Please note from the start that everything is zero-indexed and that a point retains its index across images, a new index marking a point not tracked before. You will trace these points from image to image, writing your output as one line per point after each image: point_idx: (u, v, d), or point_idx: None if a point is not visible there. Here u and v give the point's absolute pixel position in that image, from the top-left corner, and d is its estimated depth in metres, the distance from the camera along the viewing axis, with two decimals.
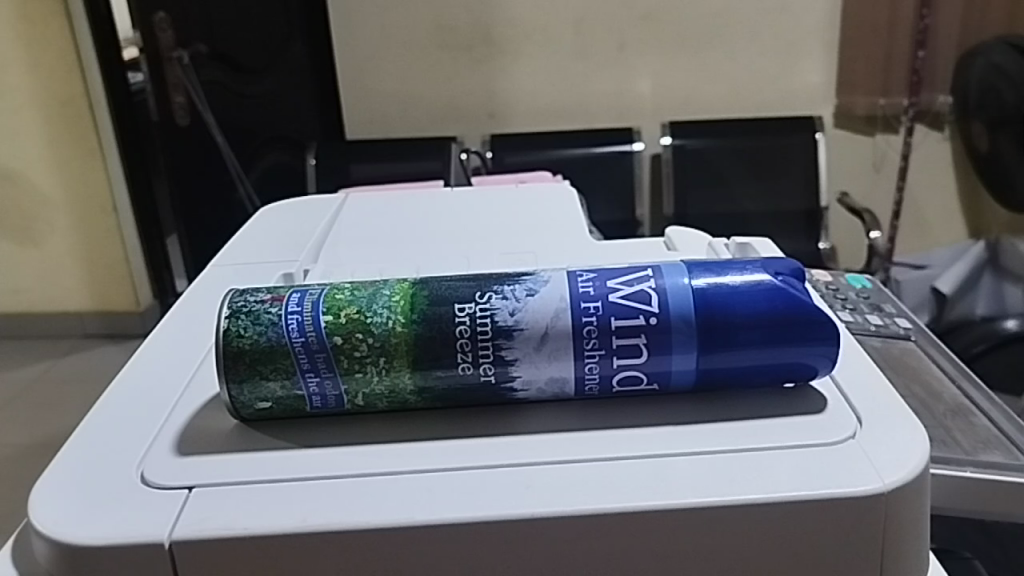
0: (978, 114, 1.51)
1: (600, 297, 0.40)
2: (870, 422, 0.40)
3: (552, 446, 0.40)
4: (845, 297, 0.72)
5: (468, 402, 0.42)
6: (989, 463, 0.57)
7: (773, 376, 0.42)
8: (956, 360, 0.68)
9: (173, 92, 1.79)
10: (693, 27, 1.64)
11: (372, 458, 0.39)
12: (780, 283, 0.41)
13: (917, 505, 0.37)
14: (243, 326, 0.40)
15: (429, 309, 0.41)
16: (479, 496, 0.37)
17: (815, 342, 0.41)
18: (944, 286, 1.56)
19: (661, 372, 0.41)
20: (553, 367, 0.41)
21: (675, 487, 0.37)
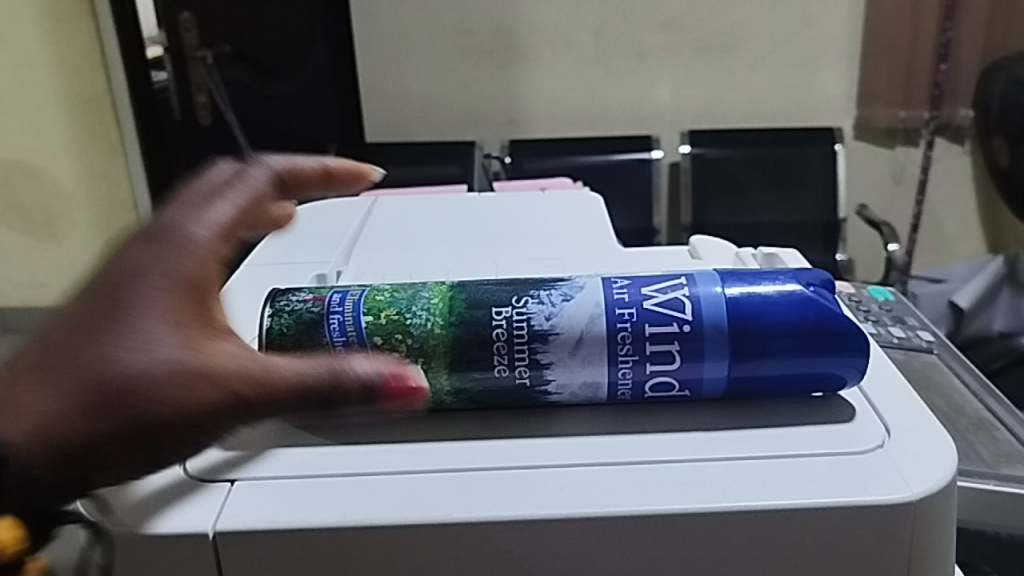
0: (1000, 128, 1.51)
1: (635, 304, 0.41)
2: (899, 433, 0.41)
3: (582, 449, 0.40)
4: (867, 309, 0.71)
5: (505, 405, 0.43)
6: (1010, 477, 0.58)
7: (802, 386, 0.42)
8: (978, 373, 0.68)
9: (196, 92, 1.73)
10: (714, 36, 1.64)
11: (406, 457, 0.40)
12: (811, 294, 0.41)
13: (945, 514, 0.38)
14: (286, 325, 0.42)
15: (465, 312, 0.42)
16: (511, 497, 0.38)
17: (847, 352, 0.41)
18: (963, 301, 1.55)
19: (694, 380, 0.42)
20: (586, 372, 0.42)
21: (705, 492, 0.37)
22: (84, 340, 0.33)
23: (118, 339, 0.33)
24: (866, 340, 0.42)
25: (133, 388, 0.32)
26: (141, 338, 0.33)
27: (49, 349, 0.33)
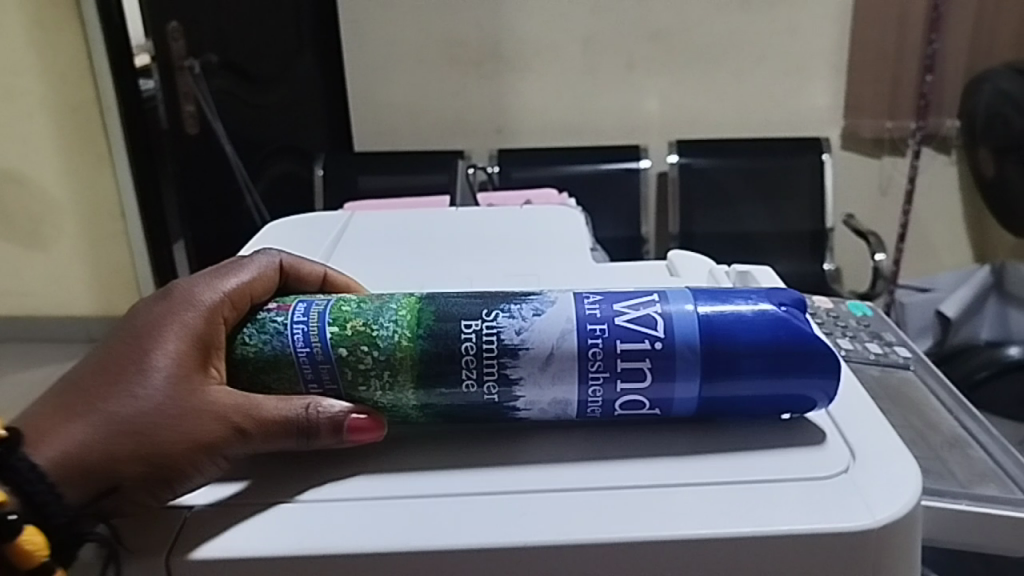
0: (985, 138, 1.52)
1: (607, 320, 0.41)
2: (863, 458, 0.41)
3: (550, 474, 0.41)
4: (845, 325, 0.72)
5: (471, 418, 0.43)
6: (982, 496, 0.57)
7: (771, 407, 0.43)
8: (952, 388, 0.69)
9: (185, 101, 1.63)
10: (701, 47, 1.65)
11: (366, 488, 0.41)
12: (784, 314, 0.41)
13: (906, 541, 0.38)
14: (249, 334, 0.43)
15: (431, 324, 0.41)
16: (482, 526, 0.38)
17: (813, 376, 0.41)
18: (950, 310, 1.56)
19: (660, 398, 0.42)
20: (555, 390, 0.42)
21: (674, 522, 0.38)
22: (108, 381, 0.39)
23: (133, 379, 0.39)
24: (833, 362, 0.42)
25: (147, 426, 0.38)
26: (153, 374, 0.39)
27: (76, 388, 0.39)
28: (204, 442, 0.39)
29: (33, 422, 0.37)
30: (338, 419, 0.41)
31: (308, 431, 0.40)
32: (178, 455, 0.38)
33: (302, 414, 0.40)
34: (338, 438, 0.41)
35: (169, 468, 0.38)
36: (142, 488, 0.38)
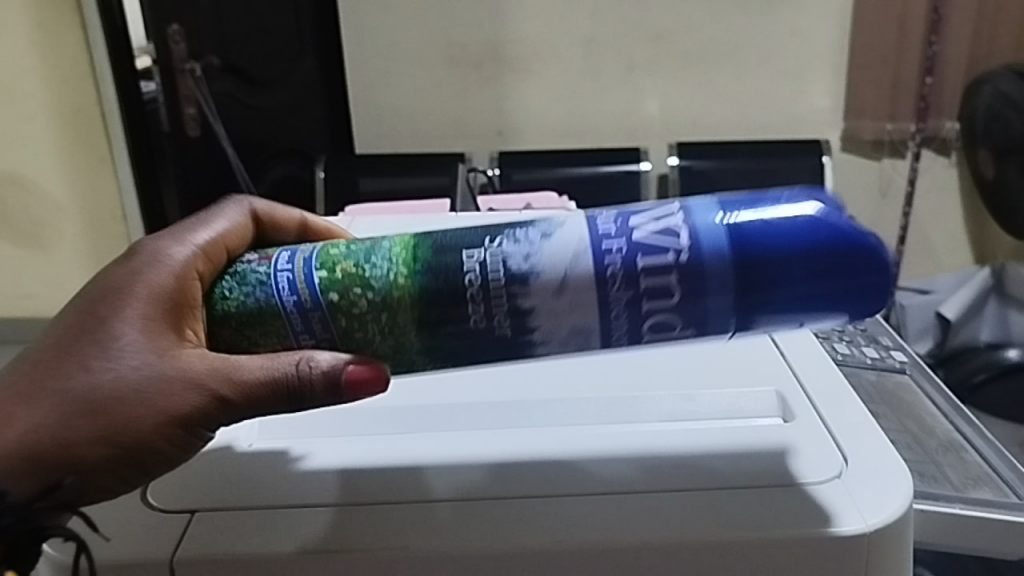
0: (985, 141, 1.53)
1: (621, 240, 0.46)
2: (855, 466, 0.53)
3: (612, 483, 0.53)
4: (842, 330, 0.77)
5: (506, 348, 0.48)
6: (976, 499, 0.59)
7: (813, 317, 0.47)
8: (948, 393, 0.72)
9: (184, 103, 1.75)
10: (701, 49, 1.65)
11: (463, 502, 0.52)
12: (815, 217, 0.45)
13: (895, 540, 0.49)
14: (230, 289, 0.50)
15: (430, 264, 0.47)
16: (563, 532, 0.50)
17: (841, 273, 0.45)
18: (949, 312, 1.57)
19: (691, 316, 0.46)
20: (577, 316, 0.47)
21: (705, 526, 0.50)
22: (83, 364, 0.46)
23: (106, 365, 0.46)
24: (858, 255, 0.45)
25: (115, 406, 0.45)
26: (126, 359, 0.47)
27: (53, 369, 0.47)
28: (174, 414, 0.46)
29: (13, 403, 0.46)
30: (321, 374, 0.46)
31: (286, 388, 0.46)
32: (151, 427, 0.46)
33: (279, 374, 0.46)
34: (317, 394, 0.46)
35: (143, 439, 0.46)
36: (119, 461, 0.46)
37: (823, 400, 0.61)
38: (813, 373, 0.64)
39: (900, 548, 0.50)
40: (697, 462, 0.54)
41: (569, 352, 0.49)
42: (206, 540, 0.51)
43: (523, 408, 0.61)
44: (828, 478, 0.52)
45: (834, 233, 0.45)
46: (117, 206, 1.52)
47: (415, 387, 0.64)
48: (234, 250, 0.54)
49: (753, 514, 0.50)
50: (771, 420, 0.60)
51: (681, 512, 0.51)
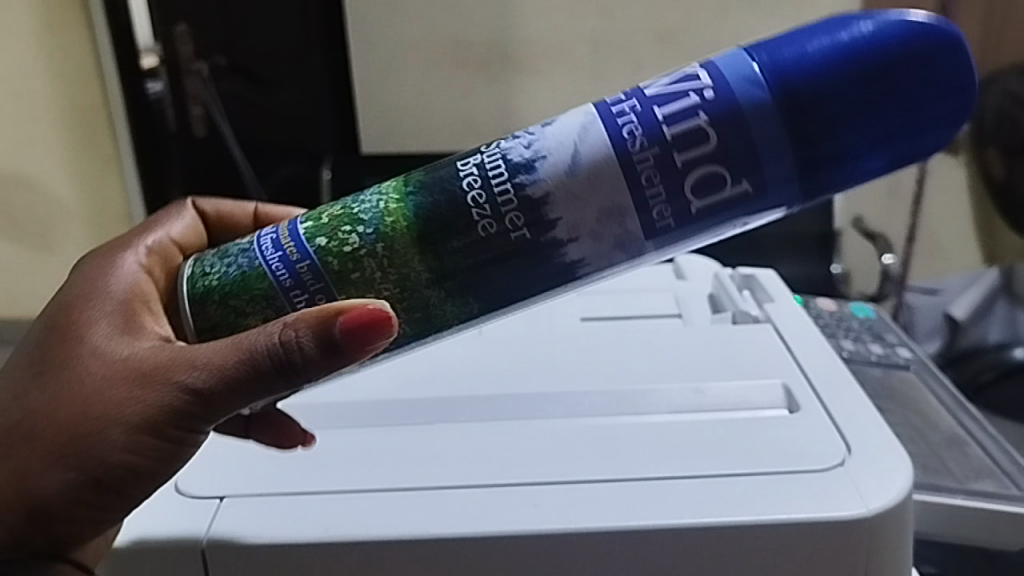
0: (994, 142, 1.52)
1: (634, 104, 0.44)
2: (857, 451, 0.54)
3: (624, 467, 0.54)
4: (847, 326, 0.78)
5: (535, 247, 0.45)
6: (977, 491, 0.59)
7: (884, 152, 0.44)
8: (952, 387, 0.72)
9: (193, 104, 1.72)
10: (708, 47, 1.64)
11: (474, 496, 0.53)
12: (855, 37, 0.43)
13: (898, 527, 0.50)
14: (212, 267, 0.49)
15: (427, 178, 0.46)
16: (576, 514, 0.51)
17: (892, 71, 0.43)
18: (959, 311, 1.57)
19: (738, 160, 0.43)
20: (604, 185, 0.44)
21: (712, 508, 0.50)
22: (48, 383, 0.48)
23: (69, 379, 0.48)
24: (901, 45, 0.43)
25: (79, 420, 0.47)
26: (88, 371, 0.48)
27: (24, 391, 0.49)
28: (141, 420, 0.47)
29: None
30: (295, 349, 0.44)
31: (256, 368, 0.45)
32: (116, 439, 0.47)
33: (247, 354, 0.45)
34: (294, 371, 0.45)
35: (111, 452, 0.47)
36: (92, 481, 0.47)
37: (827, 391, 0.61)
38: (818, 366, 0.64)
39: (900, 534, 0.51)
40: (708, 454, 0.55)
41: (610, 248, 0.45)
42: (240, 523, 0.53)
43: (535, 403, 0.62)
44: (832, 465, 0.53)
45: (868, 31, 0.43)
46: (123, 206, 1.51)
47: (428, 386, 0.65)
48: (183, 252, 0.58)
49: (759, 500, 0.51)
50: (777, 411, 0.60)
51: (689, 501, 0.51)
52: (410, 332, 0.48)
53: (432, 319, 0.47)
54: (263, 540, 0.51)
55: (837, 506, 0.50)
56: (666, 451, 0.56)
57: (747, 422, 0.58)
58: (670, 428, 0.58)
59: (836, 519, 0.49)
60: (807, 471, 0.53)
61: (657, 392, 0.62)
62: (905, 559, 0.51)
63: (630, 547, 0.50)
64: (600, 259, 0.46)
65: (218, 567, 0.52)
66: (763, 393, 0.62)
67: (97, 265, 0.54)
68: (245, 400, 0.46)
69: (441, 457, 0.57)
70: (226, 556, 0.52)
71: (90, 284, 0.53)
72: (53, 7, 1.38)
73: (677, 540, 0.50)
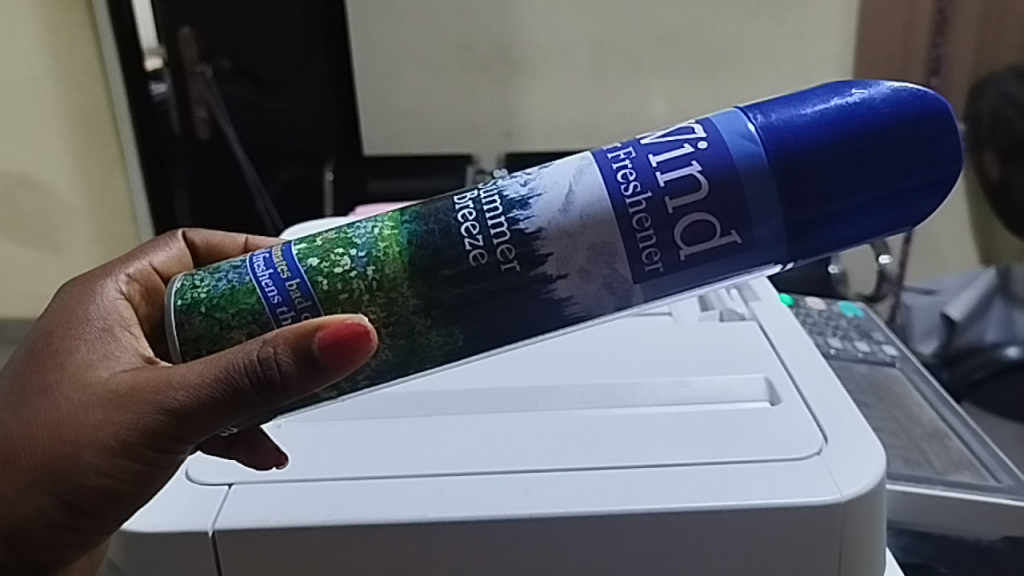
0: (990, 143, 1.55)
1: (629, 149, 0.45)
2: (833, 440, 0.57)
3: (618, 454, 0.57)
4: (836, 325, 0.81)
5: (523, 280, 0.45)
6: (954, 482, 0.63)
7: (875, 224, 0.45)
8: (935, 383, 0.76)
9: (196, 106, 1.76)
10: (707, 50, 1.65)
11: (477, 484, 0.55)
12: (850, 106, 0.44)
13: (870, 512, 0.54)
14: (200, 280, 0.48)
15: (418, 213, 0.46)
16: (569, 501, 0.54)
17: (885, 140, 0.44)
18: (955, 312, 1.60)
19: (729, 209, 0.44)
20: (592, 230, 0.44)
21: (695, 493, 0.54)
22: (24, 409, 0.49)
23: (45, 405, 0.48)
24: (893, 113, 0.44)
25: (55, 444, 0.47)
26: (62, 395, 0.48)
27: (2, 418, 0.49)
28: (116, 443, 0.47)
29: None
30: (271, 369, 0.43)
31: (232, 387, 0.44)
32: (89, 461, 0.47)
33: (221, 372, 0.44)
34: (270, 391, 0.44)
35: (87, 475, 0.47)
36: (72, 502, 0.48)
37: (806, 384, 0.64)
38: (798, 359, 0.67)
39: (871, 519, 0.54)
40: (694, 444, 0.58)
41: (599, 292, 0.45)
42: (245, 512, 0.55)
43: (531, 395, 0.65)
44: (809, 454, 0.56)
45: (857, 97, 0.45)
46: (127, 206, 1.52)
47: (432, 380, 0.67)
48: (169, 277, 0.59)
49: (739, 485, 0.54)
50: (759, 403, 0.63)
51: (672, 488, 0.54)
52: (391, 361, 0.47)
53: (415, 349, 0.47)
54: (269, 524, 0.54)
55: (810, 492, 0.53)
56: (657, 444, 0.58)
57: (730, 413, 0.61)
58: (659, 420, 0.61)
59: (809, 504, 0.52)
60: (784, 459, 0.56)
61: (646, 385, 0.65)
62: (875, 548, 0.55)
63: (619, 530, 0.53)
64: (588, 300, 0.46)
65: (228, 556, 0.54)
66: (744, 387, 0.65)
67: (77, 293, 0.55)
68: (222, 420, 0.46)
69: (452, 444, 0.59)
70: (235, 549, 0.54)
71: (71, 309, 0.54)
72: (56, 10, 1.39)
73: (661, 525, 0.53)
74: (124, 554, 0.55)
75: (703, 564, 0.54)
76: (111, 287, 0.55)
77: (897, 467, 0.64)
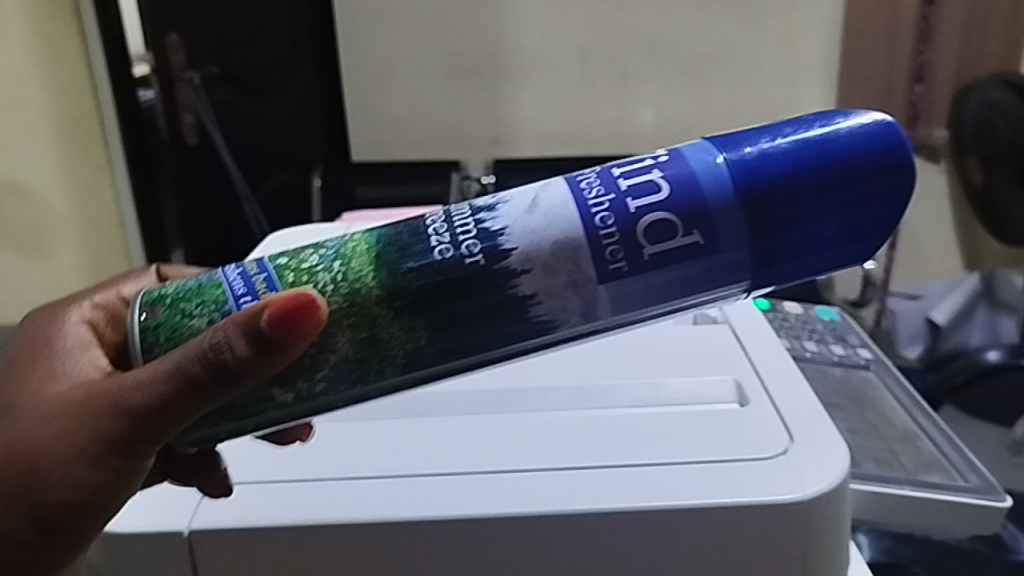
0: (973, 149, 1.58)
1: (593, 170, 0.45)
2: (799, 440, 0.59)
3: (593, 453, 0.58)
4: (812, 328, 0.82)
5: (486, 275, 0.43)
6: (923, 482, 0.64)
7: (845, 258, 0.45)
8: (909, 388, 0.77)
9: (184, 112, 1.71)
10: (694, 57, 1.66)
11: (451, 485, 0.56)
12: (833, 134, 0.44)
13: (835, 509, 0.55)
14: (169, 284, 0.47)
15: (389, 223, 0.45)
16: (544, 499, 0.55)
17: (864, 174, 0.43)
18: (940, 317, 1.62)
19: (692, 208, 0.42)
20: (556, 227, 0.43)
21: (664, 493, 0.54)
22: None
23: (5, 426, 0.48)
24: (874, 150, 0.43)
25: (14, 462, 0.47)
26: (18, 415, 0.48)
27: None
28: (77, 453, 0.47)
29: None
30: (223, 358, 0.42)
31: (187, 379, 0.43)
32: (53, 475, 0.47)
33: (174, 367, 0.43)
34: (226, 381, 0.43)
35: (51, 489, 0.47)
36: (46, 517, 0.48)
37: (775, 387, 0.65)
38: (768, 361, 0.68)
39: (835, 516, 0.55)
40: (664, 443, 0.59)
41: (563, 290, 0.43)
42: (220, 514, 0.56)
43: (513, 397, 0.66)
44: (775, 454, 0.57)
45: (818, 132, 0.44)
46: (114, 214, 1.52)
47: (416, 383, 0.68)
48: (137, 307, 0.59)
49: (705, 485, 0.55)
50: (730, 404, 0.64)
51: (643, 485, 0.55)
52: (351, 358, 0.44)
53: (376, 345, 0.44)
54: (243, 524, 0.55)
55: (776, 490, 0.54)
56: (635, 445, 0.59)
57: (701, 415, 0.62)
58: (631, 420, 0.62)
59: (775, 502, 0.54)
60: (750, 458, 0.57)
61: (618, 387, 0.66)
62: (840, 547, 0.56)
63: (593, 528, 0.54)
64: (554, 303, 0.43)
65: (204, 557, 0.55)
66: (716, 389, 0.66)
67: (43, 320, 0.56)
68: (184, 416, 0.45)
69: (436, 444, 0.60)
70: (211, 546, 0.55)
71: (36, 336, 0.54)
72: (46, 14, 1.40)
73: (642, 522, 0.54)
74: (103, 557, 0.56)
75: (677, 564, 0.55)
76: (75, 314, 0.55)
77: (868, 467, 0.65)
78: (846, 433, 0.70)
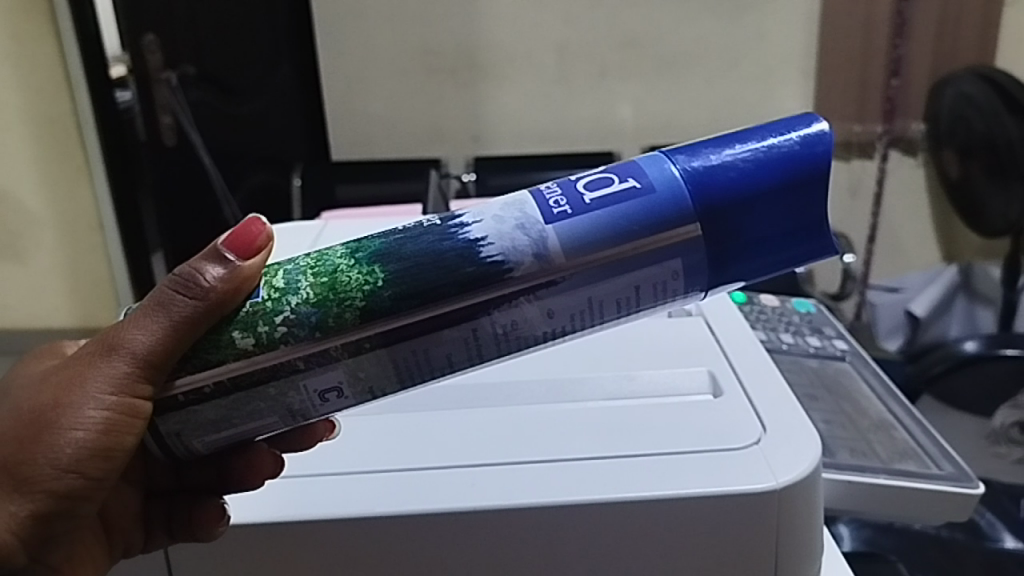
0: (950, 142, 1.58)
1: None
2: (772, 430, 0.59)
3: (569, 446, 0.59)
4: (788, 321, 0.83)
5: (439, 228, 0.44)
6: (898, 469, 0.65)
7: (789, 251, 0.45)
8: (885, 377, 0.78)
9: (161, 113, 1.66)
10: (672, 53, 1.67)
11: (428, 480, 0.57)
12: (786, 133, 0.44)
13: (806, 496, 0.56)
14: None
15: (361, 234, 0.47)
16: (518, 489, 0.55)
17: (810, 171, 0.44)
18: (919, 309, 1.63)
19: (635, 172, 0.44)
20: (506, 195, 0.44)
21: (637, 483, 0.55)
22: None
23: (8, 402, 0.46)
24: (825, 152, 0.44)
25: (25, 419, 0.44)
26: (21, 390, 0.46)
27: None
28: (88, 398, 0.44)
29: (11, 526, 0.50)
30: (197, 280, 0.43)
31: (176, 305, 0.43)
32: (66, 423, 0.44)
33: (161, 299, 0.44)
34: (206, 300, 0.43)
35: (63, 438, 0.44)
36: (60, 482, 0.44)
37: (748, 377, 0.66)
38: (740, 353, 0.69)
39: (807, 504, 0.56)
40: (635, 435, 0.59)
41: (511, 232, 0.42)
42: None
43: (497, 391, 0.66)
44: (749, 444, 0.58)
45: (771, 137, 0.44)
46: (93, 214, 1.51)
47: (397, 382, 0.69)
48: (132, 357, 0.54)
49: (677, 475, 0.55)
50: (702, 396, 0.65)
51: (616, 477, 0.56)
52: (313, 300, 0.42)
53: (336, 288, 0.42)
54: None
55: (749, 480, 0.55)
56: (615, 438, 0.59)
57: (673, 406, 0.63)
58: (606, 411, 0.63)
59: (749, 492, 0.54)
60: (720, 449, 0.57)
61: (591, 381, 0.66)
62: (812, 535, 0.57)
63: (565, 519, 0.55)
64: (504, 242, 0.42)
65: (181, 561, 0.57)
66: (689, 380, 0.66)
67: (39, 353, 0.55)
68: (182, 346, 0.43)
69: (417, 441, 0.60)
70: (187, 550, 0.57)
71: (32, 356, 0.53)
72: (18, 15, 1.38)
73: (614, 512, 0.54)
74: None
75: (650, 557, 0.55)
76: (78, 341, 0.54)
77: (844, 457, 0.66)
78: (823, 424, 0.71)
